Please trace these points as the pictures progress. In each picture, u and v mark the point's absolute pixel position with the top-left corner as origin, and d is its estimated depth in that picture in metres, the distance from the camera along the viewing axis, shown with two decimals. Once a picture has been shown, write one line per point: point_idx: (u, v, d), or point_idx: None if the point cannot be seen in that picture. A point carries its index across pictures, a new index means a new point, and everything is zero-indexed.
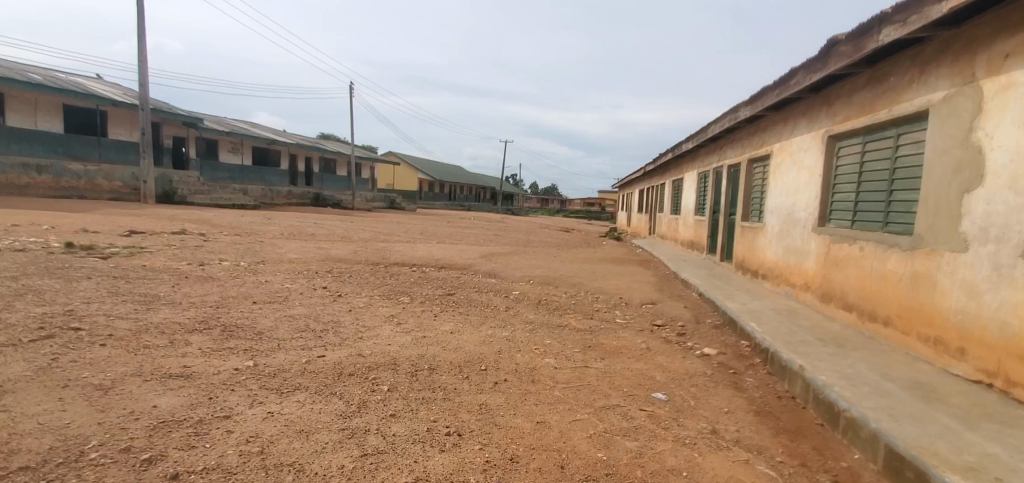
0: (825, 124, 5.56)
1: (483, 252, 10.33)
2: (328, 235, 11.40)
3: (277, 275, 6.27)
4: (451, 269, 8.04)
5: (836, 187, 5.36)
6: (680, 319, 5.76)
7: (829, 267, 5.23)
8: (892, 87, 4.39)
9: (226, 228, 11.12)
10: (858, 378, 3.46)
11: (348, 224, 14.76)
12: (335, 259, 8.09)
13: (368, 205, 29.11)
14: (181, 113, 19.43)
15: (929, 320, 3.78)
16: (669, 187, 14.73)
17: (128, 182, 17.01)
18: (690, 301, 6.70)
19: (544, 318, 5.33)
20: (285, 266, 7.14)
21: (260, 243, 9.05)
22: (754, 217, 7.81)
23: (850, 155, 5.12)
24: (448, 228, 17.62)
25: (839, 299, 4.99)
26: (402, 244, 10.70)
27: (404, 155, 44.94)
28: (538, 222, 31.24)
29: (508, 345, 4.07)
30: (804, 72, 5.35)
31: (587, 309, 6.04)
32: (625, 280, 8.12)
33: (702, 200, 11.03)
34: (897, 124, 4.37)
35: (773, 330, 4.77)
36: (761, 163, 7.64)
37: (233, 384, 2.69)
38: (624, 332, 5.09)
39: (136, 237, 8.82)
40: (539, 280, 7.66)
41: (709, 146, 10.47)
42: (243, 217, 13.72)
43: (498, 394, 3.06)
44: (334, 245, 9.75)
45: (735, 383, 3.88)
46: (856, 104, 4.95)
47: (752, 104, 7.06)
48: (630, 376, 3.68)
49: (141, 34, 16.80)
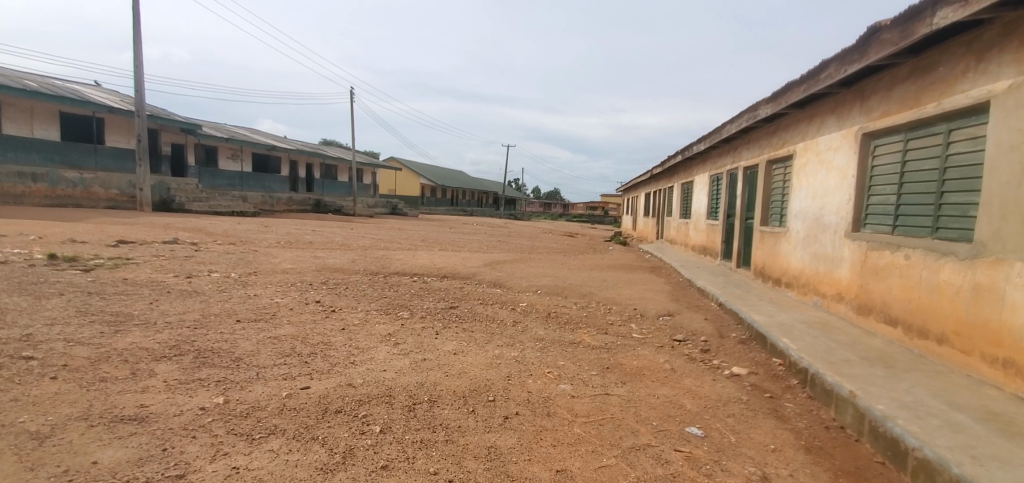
0: (860, 121, 5.12)
1: (487, 260, 9.91)
2: (326, 242, 10.99)
3: (267, 289, 5.86)
4: (454, 279, 7.62)
5: (874, 189, 4.92)
6: (702, 334, 5.31)
7: (867, 277, 4.79)
8: (944, 77, 3.97)
9: (220, 236, 10.74)
10: (922, 409, 3.01)
11: (348, 231, 14.40)
12: (330, 269, 7.67)
13: (370, 211, 28.78)
14: (179, 120, 19.14)
15: (996, 339, 3.32)
16: (678, 191, 14.29)
17: (126, 191, 16.69)
18: (711, 313, 6.24)
19: (555, 334, 4.89)
20: (278, 277, 6.73)
21: (253, 253, 8.65)
22: (775, 221, 7.35)
23: (890, 153, 4.69)
24: (449, 233, 17.28)
25: (881, 312, 4.54)
26: (403, 252, 10.28)
27: (406, 161, 44.65)
28: (541, 228, 30.82)
29: (517, 369, 3.63)
30: (836, 64, 4.92)
31: (600, 322, 5.60)
32: (638, 289, 7.67)
33: (714, 204, 10.58)
34: (949, 118, 3.95)
35: (809, 347, 4.31)
36: (782, 164, 7.21)
37: (195, 428, 2.28)
38: (643, 349, 4.65)
39: (124, 248, 8.45)
40: (547, 290, 7.24)
41: (724, 148, 10.01)
42: (240, 225, 13.35)
43: (509, 433, 2.62)
44: (332, 253, 9.37)
45: (775, 412, 3.43)
46: (899, 97, 4.52)
47: (774, 101, 6.61)
48: (656, 406, 3.23)
49: (138, 40, 16.50)
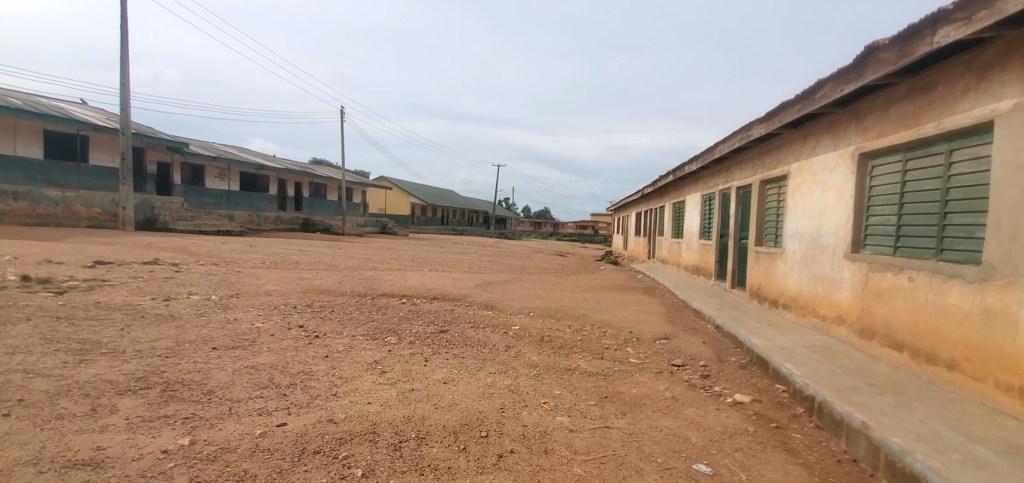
0: (856, 141, 5.07)
1: (478, 281, 9.70)
2: (312, 263, 10.73)
3: (248, 312, 5.60)
4: (443, 301, 7.40)
5: (872, 209, 4.84)
6: (701, 358, 5.14)
7: (869, 299, 4.67)
8: (943, 97, 3.93)
9: (204, 257, 10.44)
10: (940, 442, 2.85)
11: (335, 251, 14.14)
12: (316, 291, 7.42)
13: (359, 230, 28.50)
14: (166, 138, 18.88)
15: (1010, 365, 3.19)
16: (670, 210, 14.24)
17: (109, 209, 16.30)
18: (708, 335, 6.07)
19: (550, 360, 4.69)
20: (260, 300, 6.47)
21: (236, 274, 8.38)
22: (770, 241, 7.26)
23: (889, 174, 4.62)
24: (440, 253, 17.06)
25: (884, 336, 4.40)
26: (392, 273, 10.05)
27: (396, 180, 44.53)
28: (532, 247, 30.71)
29: (511, 399, 3.42)
30: (832, 84, 4.88)
31: (596, 347, 5.41)
32: (632, 311, 7.50)
33: (707, 224, 10.51)
34: (949, 138, 3.90)
35: (814, 373, 4.15)
36: (776, 184, 7.15)
37: (155, 476, 2.06)
38: (641, 375, 4.46)
39: (101, 269, 8.14)
40: (540, 313, 7.04)
41: (715, 168, 9.97)
42: (224, 245, 13.03)
43: (504, 475, 2.41)
44: (318, 274, 9.11)
45: (784, 444, 3.24)
46: (896, 117, 4.46)
47: (768, 121, 6.56)
48: (659, 440, 3.03)
49: (125, 58, 16.33)
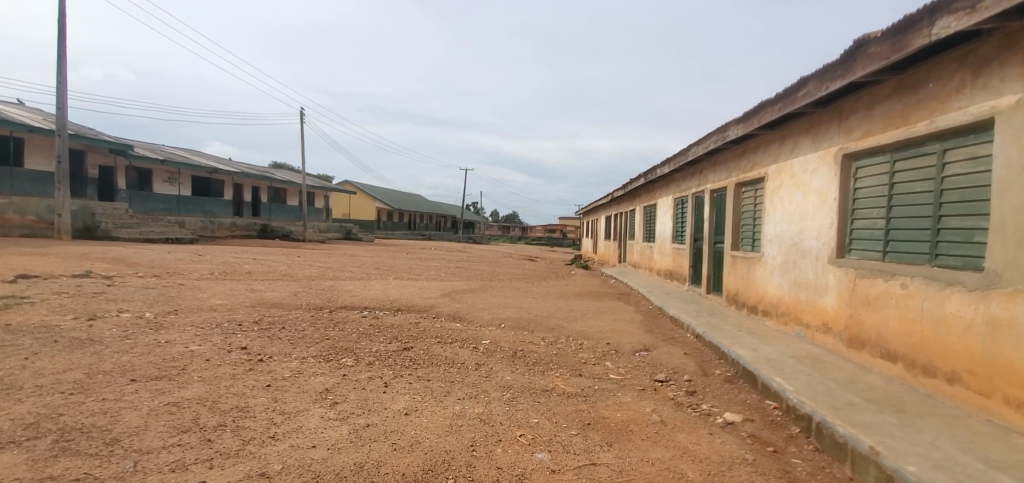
0: (838, 141, 4.87)
1: (445, 290, 9.21)
2: (266, 273, 10.00)
3: (184, 333, 4.96)
4: (408, 313, 6.89)
5: (857, 213, 4.66)
6: (684, 372, 4.83)
7: (857, 307, 4.44)
8: (934, 94, 3.74)
9: (145, 268, 9.59)
10: (960, 470, 2.58)
11: (293, 259, 13.37)
12: (268, 305, 6.79)
13: (322, 236, 27.48)
14: (108, 140, 17.61)
15: (1021, 380, 2.99)
16: (640, 214, 14.09)
17: (44, 217, 15.06)
18: (689, 346, 5.78)
19: (524, 379, 4.27)
20: (201, 318, 5.81)
21: (178, 287, 7.64)
22: (746, 245, 7.07)
23: (874, 175, 4.44)
24: (405, 260, 16.46)
25: (876, 346, 4.18)
26: (354, 282, 9.44)
27: (360, 184, 43.43)
28: (501, 252, 30.31)
29: (483, 433, 2.99)
30: (815, 81, 4.66)
31: (573, 362, 5.03)
32: (608, 319, 7.16)
33: (680, 228, 10.33)
34: (942, 137, 3.71)
35: (806, 387, 3.89)
36: (752, 187, 6.97)
37: None
38: (624, 394, 4.10)
39: (20, 284, 7.25)
40: (511, 324, 6.62)
41: (688, 171, 9.80)
42: (170, 254, 12.08)
43: None
44: (271, 285, 8.44)
45: (788, 474, 2.92)
46: (882, 116, 4.27)
47: (745, 122, 6.33)
48: (654, 477, 2.66)
49: (61, 54, 15.12)
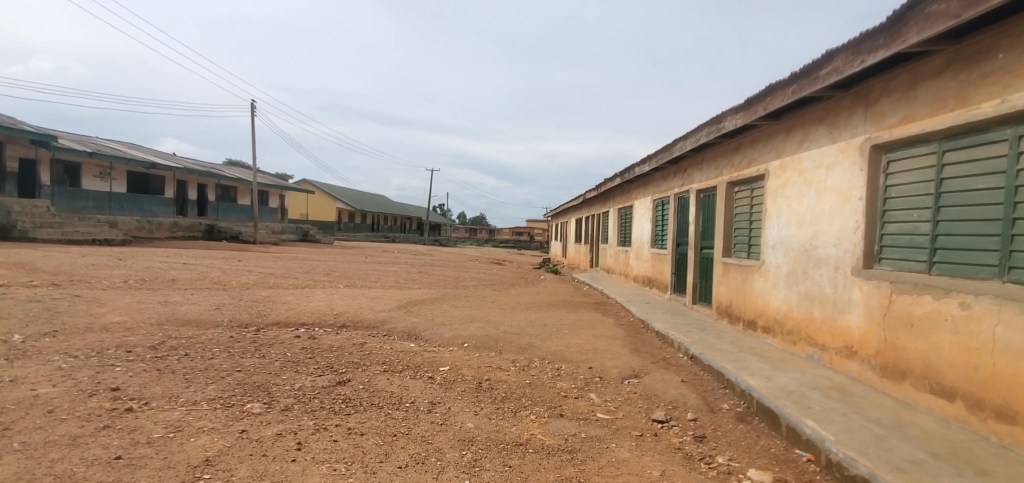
0: (864, 130, 4.11)
1: (401, 300, 8.11)
2: (193, 280, 8.65)
3: (43, 368, 3.75)
4: (353, 331, 5.80)
5: (889, 215, 3.89)
6: (685, 407, 3.96)
7: (894, 329, 3.67)
8: (1005, 67, 2.98)
9: (41, 275, 8.10)
10: None
11: (232, 263, 11.95)
12: (179, 323, 5.56)
13: (275, 238, 25.76)
14: (28, 128, 15.64)
15: None
16: (614, 217, 13.32)
17: None
18: (684, 370, 4.93)
19: (491, 425, 3.30)
20: (82, 342, 4.57)
21: (71, 300, 6.29)
22: (741, 251, 6.31)
23: (912, 170, 3.68)
24: (361, 264, 15.20)
25: (923, 378, 3.41)
26: (296, 292, 8.21)
27: (320, 184, 41.50)
28: (467, 255, 29.21)
29: None
30: (846, 55, 3.88)
31: (552, 395, 4.09)
32: (587, 336, 6.26)
33: (660, 232, 9.57)
34: (1014, 120, 2.95)
35: (849, 434, 3.06)
36: (747, 186, 6.23)
37: None
38: (619, 446, 3.17)
39: None
40: (476, 343, 5.63)
41: (669, 170, 9.05)
42: (84, 257, 10.54)
43: None
44: (193, 296, 7.16)
45: None
46: (927, 98, 3.51)
47: (745, 110, 5.56)
48: None
49: None
